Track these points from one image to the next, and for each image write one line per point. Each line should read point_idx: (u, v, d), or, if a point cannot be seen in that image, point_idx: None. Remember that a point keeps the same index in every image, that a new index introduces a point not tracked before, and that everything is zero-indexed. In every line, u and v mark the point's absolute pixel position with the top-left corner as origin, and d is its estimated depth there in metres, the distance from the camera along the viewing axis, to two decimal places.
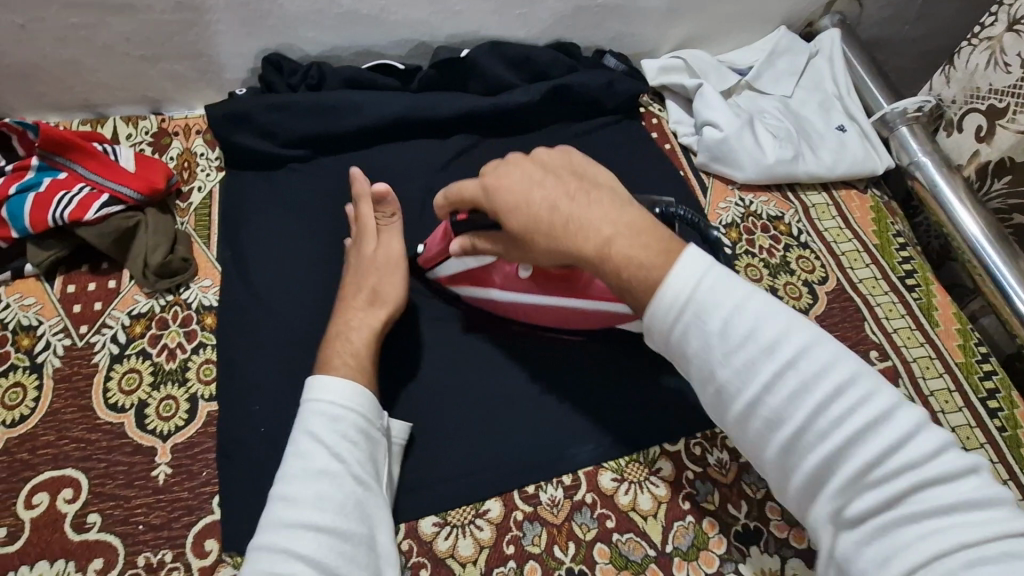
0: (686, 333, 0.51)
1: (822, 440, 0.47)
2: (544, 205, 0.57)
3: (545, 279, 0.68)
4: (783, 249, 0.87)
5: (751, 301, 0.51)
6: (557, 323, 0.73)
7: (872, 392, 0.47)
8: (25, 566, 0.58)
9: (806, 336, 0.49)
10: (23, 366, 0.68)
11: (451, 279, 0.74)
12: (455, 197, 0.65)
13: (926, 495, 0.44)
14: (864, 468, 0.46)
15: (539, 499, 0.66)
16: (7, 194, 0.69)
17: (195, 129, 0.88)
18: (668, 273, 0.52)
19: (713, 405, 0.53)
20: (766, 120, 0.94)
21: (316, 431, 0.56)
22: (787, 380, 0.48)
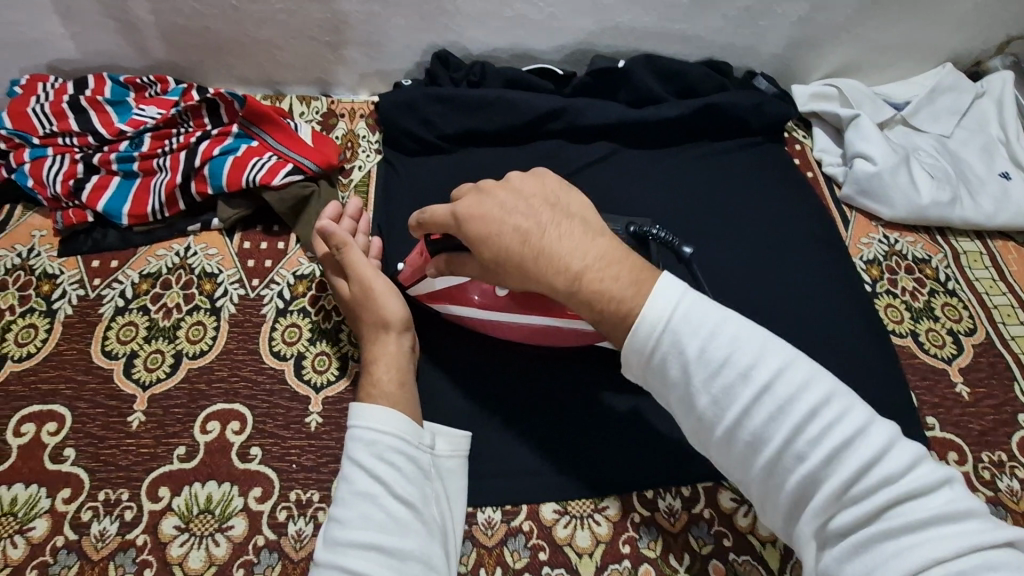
0: (667, 363, 0.49)
1: (812, 457, 0.45)
2: (514, 235, 0.54)
3: (521, 298, 0.68)
4: (927, 293, 0.83)
5: (728, 326, 0.49)
6: (529, 339, 0.72)
7: (848, 408, 0.45)
8: (198, 482, 0.65)
9: (781, 357, 0.47)
10: (204, 307, 0.76)
11: (432, 296, 0.73)
12: (427, 220, 0.61)
13: (908, 511, 0.42)
14: (851, 481, 0.44)
15: (656, 505, 0.66)
16: (211, 154, 0.78)
17: (359, 113, 0.95)
18: (646, 300, 0.50)
19: (695, 432, 0.50)
20: (923, 159, 0.90)
21: (358, 456, 0.57)
22: (763, 404, 0.46)
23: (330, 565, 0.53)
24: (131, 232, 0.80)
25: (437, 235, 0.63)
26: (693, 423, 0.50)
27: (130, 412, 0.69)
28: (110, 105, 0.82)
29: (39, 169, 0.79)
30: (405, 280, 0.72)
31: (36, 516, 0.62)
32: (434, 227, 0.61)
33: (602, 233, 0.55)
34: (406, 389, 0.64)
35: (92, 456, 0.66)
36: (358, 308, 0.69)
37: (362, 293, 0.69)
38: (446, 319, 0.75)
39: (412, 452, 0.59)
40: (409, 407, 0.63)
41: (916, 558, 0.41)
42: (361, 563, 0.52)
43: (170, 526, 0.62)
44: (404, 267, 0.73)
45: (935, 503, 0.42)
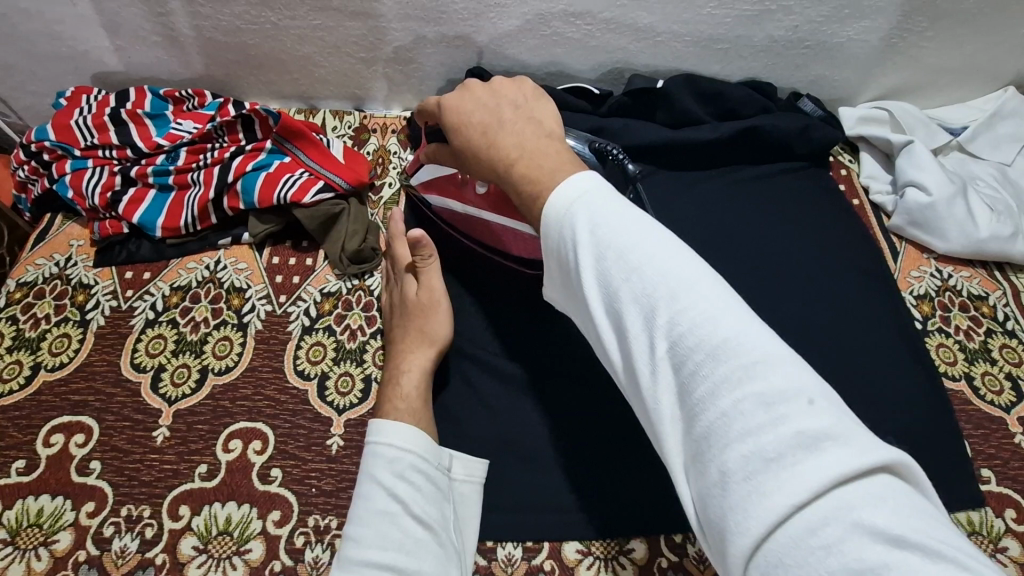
0: (563, 246, 0.48)
1: (680, 360, 0.41)
2: (477, 126, 0.60)
3: (494, 200, 0.72)
4: (984, 333, 0.78)
5: (625, 216, 0.47)
6: (502, 245, 0.75)
7: (732, 313, 0.41)
8: (218, 502, 0.64)
9: (670, 255, 0.44)
10: (232, 323, 0.76)
11: (426, 186, 0.80)
12: (421, 108, 0.69)
13: (765, 427, 0.37)
14: (717, 390, 0.39)
15: (686, 551, 0.63)
16: (245, 170, 0.78)
17: (391, 129, 0.95)
18: (553, 190, 0.50)
19: (591, 334, 0.48)
20: (981, 189, 0.85)
21: (377, 476, 0.57)
22: (636, 293, 0.43)
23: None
24: (164, 245, 0.81)
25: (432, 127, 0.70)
26: (584, 310, 0.48)
27: (154, 427, 0.69)
28: (149, 118, 0.83)
29: (79, 181, 0.80)
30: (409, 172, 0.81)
31: (60, 529, 0.62)
32: (429, 115, 0.68)
33: (557, 138, 0.57)
34: (428, 406, 0.65)
35: (116, 471, 0.66)
36: (413, 312, 0.70)
37: (425, 301, 0.70)
38: (436, 213, 0.80)
39: (430, 470, 0.59)
40: (429, 428, 0.63)
41: (770, 485, 0.35)
42: None
43: (188, 546, 0.62)
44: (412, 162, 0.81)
45: (801, 423, 0.36)
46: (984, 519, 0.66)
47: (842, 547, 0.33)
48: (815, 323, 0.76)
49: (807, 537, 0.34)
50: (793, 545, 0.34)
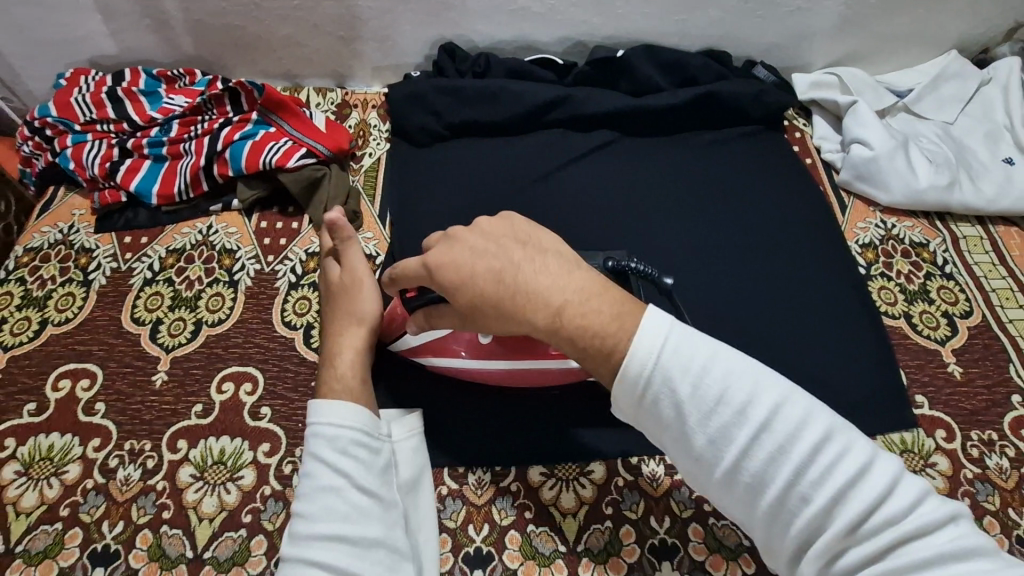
0: (659, 402, 0.47)
1: (815, 501, 0.43)
2: (490, 274, 0.52)
3: (509, 343, 0.68)
4: (923, 276, 0.84)
5: (719, 358, 0.47)
6: (526, 382, 0.72)
7: (851, 446, 0.44)
8: (213, 437, 0.70)
9: (777, 392, 0.46)
10: (224, 281, 0.82)
11: (413, 349, 0.72)
12: (398, 275, 0.58)
13: (918, 554, 0.41)
14: (861, 522, 0.42)
15: (640, 471, 0.69)
16: (232, 139, 0.84)
17: (371, 104, 1.00)
18: (632, 337, 0.48)
19: (693, 473, 0.48)
20: (922, 144, 0.90)
21: (319, 450, 0.58)
22: (763, 443, 0.44)
23: (294, 559, 0.53)
24: (160, 212, 0.87)
25: (412, 291, 0.63)
26: (691, 461, 0.48)
27: (154, 372, 0.75)
28: (143, 96, 0.89)
29: (80, 153, 0.86)
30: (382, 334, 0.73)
31: (69, 462, 0.68)
32: (410, 280, 0.58)
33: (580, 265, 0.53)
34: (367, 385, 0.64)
35: (120, 410, 0.72)
36: (339, 295, 0.70)
37: (346, 282, 0.70)
38: (431, 370, 0.74)
39: (374, 444, 0.60)
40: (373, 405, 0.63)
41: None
42: (327, 554, 0.53)
43: (186, 474, 0.68)
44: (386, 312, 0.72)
45: (947, 542, 0.41)
46: (917, 439, 0.71)
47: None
48: (761, 272, 0.83)
49: None
50: None
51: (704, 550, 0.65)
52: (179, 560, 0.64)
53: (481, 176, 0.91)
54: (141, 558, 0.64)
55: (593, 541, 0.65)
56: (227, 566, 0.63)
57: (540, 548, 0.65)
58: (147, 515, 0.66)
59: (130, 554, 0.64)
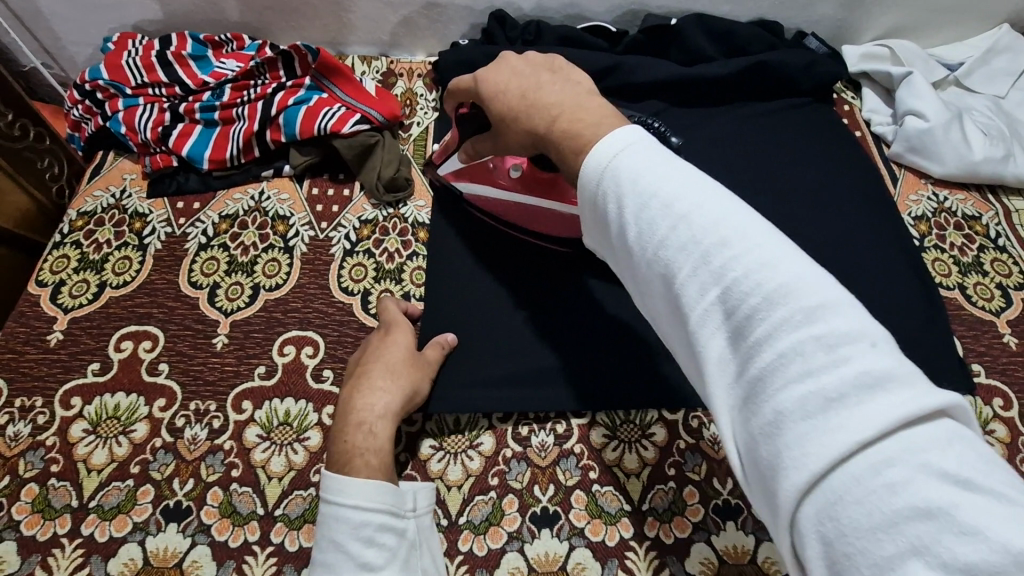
0: (608, 205, 0.46)
1: (723, 299, 0.39)
2: (516, 93, 0.56)
3: (532, 182, 0.77)
4: (976, 249, 0.84)
5: (673, 171, 0.44)
6: (549, 228, 0.80)
7: (785, 261, 0.38)
8: (277, 398, 0.71)
9: (714, 202, 0.42)
10: (278, 246, 0.82)
11: (457, 174, 0.81)
12: (455, 89, 0.65)
13: (818, 370, 0.34)
14: (759, 336, 0.37)
15: (701, 434, 0.70)
16: (287, 104, 0.84)
17: (416, 73, 1.00)
18: (594, 145, 0.48)
19: (643, 287, 0.46)
20: (976, 117, 0.90)
21: (338, 541, 0.52)
22: (693, 247, 0.41)
23: None
24: (211, 177, 0.86)
25: (466, 107, 0.71)
26: (632, 271, 0.46)
27: (214, 335, 0.75)
28: (191, 59, 0.89)
29: (131, 117, 0.87)
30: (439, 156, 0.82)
31: (136, 421, 0.69)
32: (463, 96, 0.65)
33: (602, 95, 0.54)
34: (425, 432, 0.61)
35: (183, 372, 0.72)
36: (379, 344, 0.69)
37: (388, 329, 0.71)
38: (468, 199, 0.82)
39: (399, 526, 0.55)
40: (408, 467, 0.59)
41: (828, 428, 0.33)
42: None
43: (253, 434, 0.69)
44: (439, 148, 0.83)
45: (860, 363, 0.34)
46: (974, 406, 0.72)
47: (908, 485, 0.31)
48: (814, 243, 0.83)
49: (869, 476, 0.32)
50: (855, 484, 0.32)
51: None
52: (250, 517, 0.64)
53: None
54: (213, 514, 0.64)
55: (657, 501, 0.66)
56: (298, 523, 0.64)
57: (607, 508, 0.66)
58: (216, 473, 0.66)
59: (202, 511, 0.64)
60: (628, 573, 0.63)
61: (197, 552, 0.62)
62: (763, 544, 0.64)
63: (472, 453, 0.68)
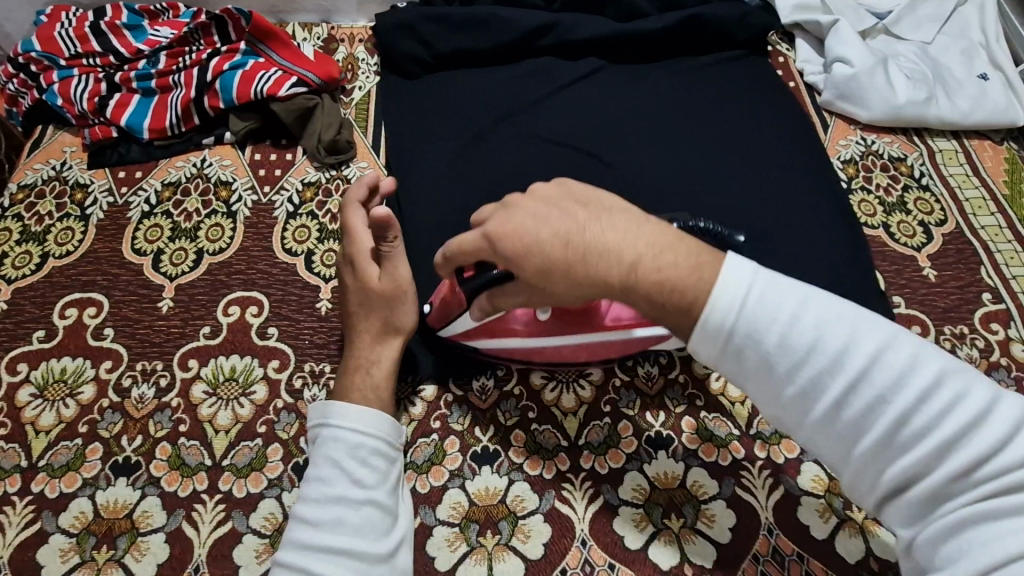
0: (742, 352, 0.45)
1: (909, 446, 0.41)
2: (555, 238, 0.47)
3: (563, 319, 0.64)
4: (901, 189, 0.87)
5: (809, 306, 0.44)
6: (580, 355, 0.69)
7: (958, 389, 0.41)
8: (223, 356, 0.73)
9: (874, 339, 0.43)
10: (222, 211, 0.83)
11: (466, 334, 0.68)
12: (454, 252, 0.52)
13: (1011, 497, 0.38)
14: (967, 469, 0.39)
15: (635, 372, 0.73)
16: (222, 69, 0.85)
17: (358, 38, 1.00)
18: (712, 288, 0.45)
19: (780, 418, 0.47)
20: (901, 62, 0.93)
21: (335, 458, 0.58)
22: (858, 392, 0.42)
23: (295, 564, 0.53)
24: (152, 146, 0.87)
25: (471, 272, 0.59)
26: (777, 408, 0.46)
27: (159, 299, 0.76)
28: (126, 29, 0.90)
29: (67, 89, 0.87)
30: (434, 321, 0.69)
31: (83, 383, 0.70)
32: (466, 258, 0.53)
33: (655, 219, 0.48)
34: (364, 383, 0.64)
35: (129, 335, 0.74)
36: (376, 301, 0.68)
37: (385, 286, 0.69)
38: (483, 352, 0.70)
39: (390, 455, 0.61)
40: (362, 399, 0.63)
41: (1015, 535, 0.37)
42: (333, 568, 0.52)
43: (200, 391, 0.70)
44: (433, 308, 0.69)
45: None
46: None
47: None
48: (747, 189, 0.86)
49: None
50: None
51: (696, 439, 0.69)
52: (199, 468, 0.66)
53: (471, 103, 0.91)
54: (162, 467, 0.66)
55: (593, 436, 0.69)
56: (245, 471, 0.66)
57: (544, 444, 0.69)
58: (164, 429, 0.68)
59: (150, 464, 0.66)
60: (565, 502, 0.66)
61: (148, 503, 0.64)
62: (691, 470, 0.67)
63: (414, 399, 0.71)
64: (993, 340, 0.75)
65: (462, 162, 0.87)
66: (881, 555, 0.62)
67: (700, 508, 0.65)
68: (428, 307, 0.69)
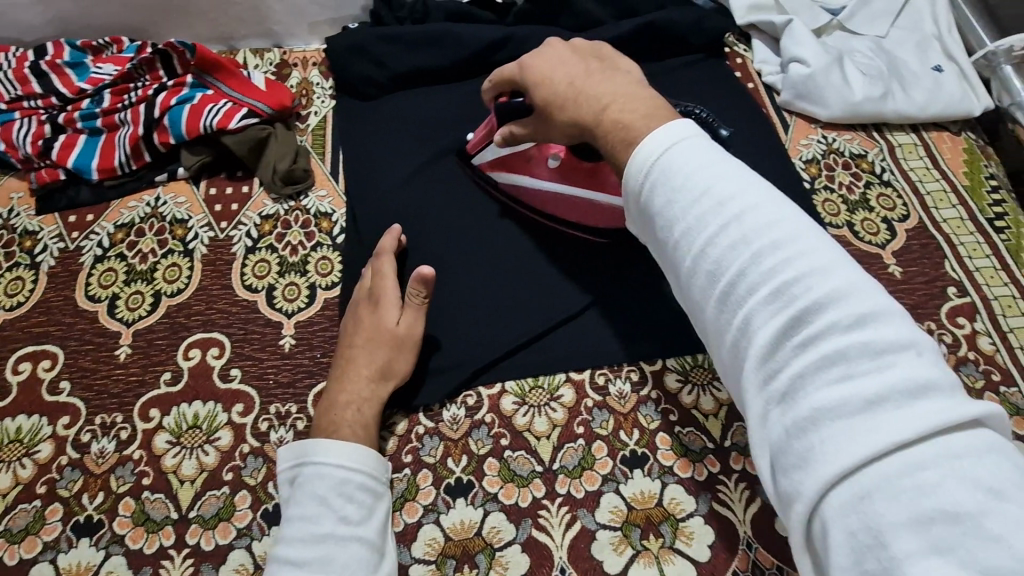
0: (650, 196, 0.49)
1: (761, 300, 0.40)
2: (564, 81, 0.62)
3: (568, 171, 0.76)
4: (863, 186, 0.87)
5: (722, 167, 0.46)
6: (585, 220, 0.78)
7: (828, 263, 0.40)
8: (185, 403, 0.71)
9: (763, 201, 0.43)
10: (178, 250, 0.81)
11: (492, 164, 0.81)
12: (497, 77, 0.70)
13: (863, 373, 0.36)
14: (815, 334, 0.38)
15: (608, 390, 0.72)
16: (169, 105, 0.83)
17: (311, 62, 0.98)
18: (649, 135, 0.50)
19: (673, 270, 0.48)
20: (857, 58, 0.93)
21: (320, 493, 0.57)
22: (732, 236, 0.43)
23: None
24: (102, 187, 0.84)
25: (504, 93, 0.71)
26: (670, 255, 0.48)
27: (116, 346, 0.74)
28: (68, 67, 0.87)
29: (9, 133, 0.84)
30: (472, 147, 0.82)
31: (40, 442, 0.68)
32: (505, 83, 0.70)
33: (647, 115, 0.54)
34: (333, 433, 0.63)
35: (85, 387, 0.72)
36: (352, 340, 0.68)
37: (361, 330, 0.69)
38: (504, 191, 0.82)
39: (376, 491, 0.60)
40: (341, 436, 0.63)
41: (868, 427, 0.35)
42: None
43: (163, 441, 0.69)
44: (474, 137, 0.82)
45: (914, 373, 0.35)
46: None
47: (938, 489, 0.32)
48: None
49: (899, 477, 0.33)
50: (884, 483, 0.33)
51: (672, 455, 0.69)
52: (165, 522, 0.64)
53: (429, 123, 0.90)
54: (126, 524, 0.64)
55: (568, 459, 0.69)
56: (213, 522, 0.64)
57: (519, 472, 0.68)
58: (127, 483, 0.66)
59: (114, 521, 0.64)
60: (542, 530, 0.65)
61: (113, 562, 0.63)
62: (668, 487, 0.67)
63: (385, 433, 0.69)
64: (960, 334, 0.76)
65: (423, 185, 0.85)
66: None
67: (678, 525, 0.65)
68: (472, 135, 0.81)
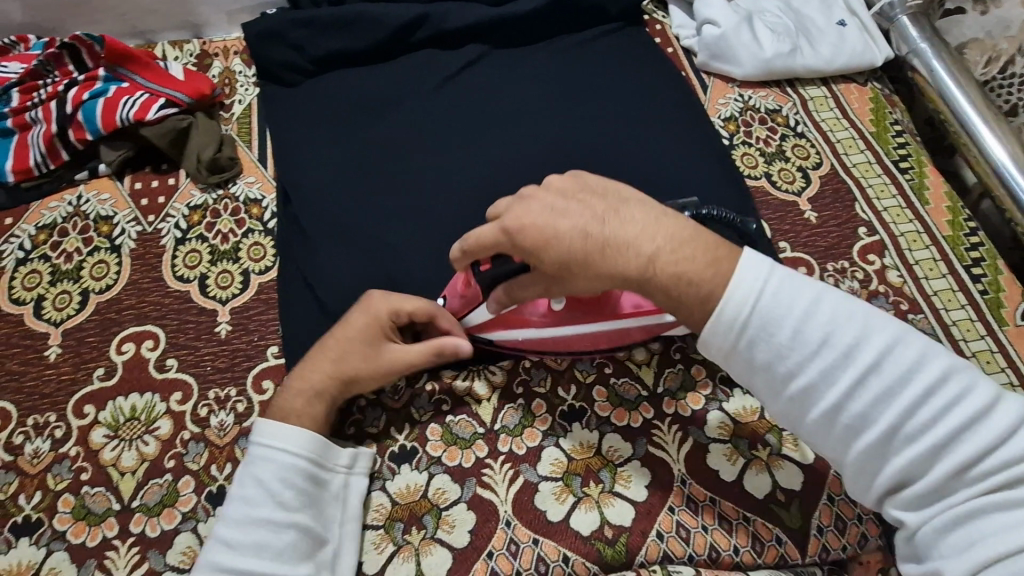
0: (749, 349, 0.50)
1: (910, 442, 0.46)
2: (576, 232, 0.52)
3: (576, 305, 0.68)
4: (779, 138, 0.91)
5: (821, 303, 0.49)
6: (595, 347, 0.72)
7: (954, 377, 0.46)
8: (122, 397, 0.70)
9: (881, 334, 0.47)
10: (105, 247, 0.79)
11: (481, 326, 0.70)
12: (473, 245, 0.57)
13: (1013, 480, 0.44)
14: (959, 455, 0.45)
15: (544, 350, 0.74)
16: (82, 100, 0.81)
17: (232, 50, 0.96)
18: (731, 276, 0.50)
19: (785, 414, 0.51)
20: (766, 18, 0.97)
21: (259, 475, 0.58)
22: (868, 382, 0.47)
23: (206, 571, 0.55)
24: (19, 189, 0.82)
25: (486, 263, 0.62)
26: (776, 402, 0.51)
27: (46, 347, 0.73)
28: None
29: None
30: (453, 313, 0.69)
31: None
32: (483, 250, 0.57)
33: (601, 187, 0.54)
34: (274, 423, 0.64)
35: (15, 390, 0.71)
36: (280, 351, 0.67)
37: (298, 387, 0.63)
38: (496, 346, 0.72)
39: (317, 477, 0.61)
40: None
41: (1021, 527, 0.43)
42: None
43: (100, 435, 0.68)
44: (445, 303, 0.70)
45: None
46: None
47: None
48: (637, 155, 0.87)
49: None
50: None
51: (608, 406, 0.71)
52: (107, 514, 0.64)
53: (356, 105, 0.90)
54: (66, 520, 0.64)
55: (509, 418, 0.71)
56: (157, 510, 0.64)
57: (461, 434, 0.70)
58: (65, 481, 0.66)
59: (53, 519, 0.64)
60: (486, 487, 0.67)
61: (55, 558, 0.62)
62: (605, 436, 0.70)
63: None
64: (870, 270, 0.80)
65: (351, 164, 0.85)
66: (786, 486, 0.66)
67: (617, 470, 0.68)
68: (444, 302, 0.70)
